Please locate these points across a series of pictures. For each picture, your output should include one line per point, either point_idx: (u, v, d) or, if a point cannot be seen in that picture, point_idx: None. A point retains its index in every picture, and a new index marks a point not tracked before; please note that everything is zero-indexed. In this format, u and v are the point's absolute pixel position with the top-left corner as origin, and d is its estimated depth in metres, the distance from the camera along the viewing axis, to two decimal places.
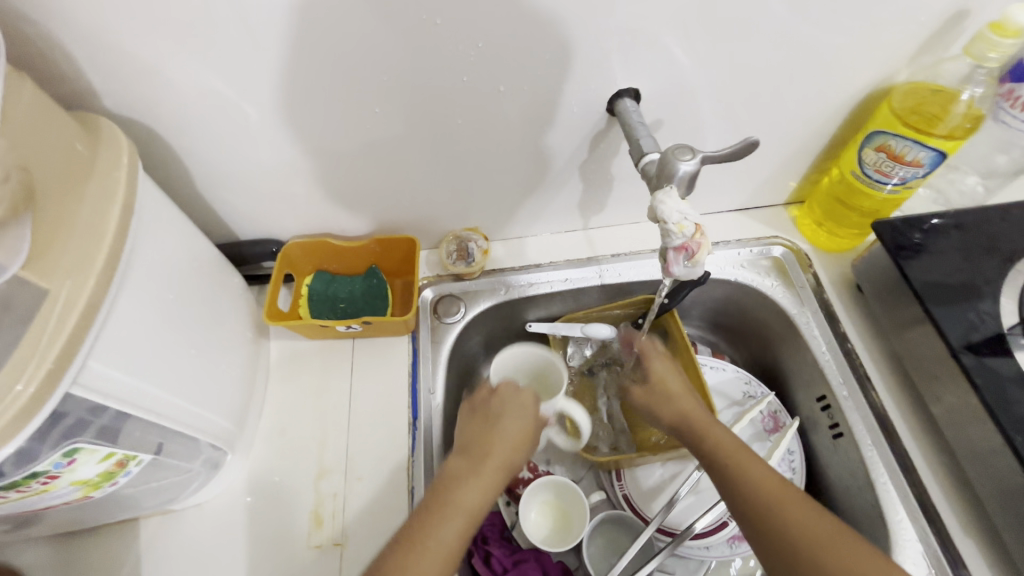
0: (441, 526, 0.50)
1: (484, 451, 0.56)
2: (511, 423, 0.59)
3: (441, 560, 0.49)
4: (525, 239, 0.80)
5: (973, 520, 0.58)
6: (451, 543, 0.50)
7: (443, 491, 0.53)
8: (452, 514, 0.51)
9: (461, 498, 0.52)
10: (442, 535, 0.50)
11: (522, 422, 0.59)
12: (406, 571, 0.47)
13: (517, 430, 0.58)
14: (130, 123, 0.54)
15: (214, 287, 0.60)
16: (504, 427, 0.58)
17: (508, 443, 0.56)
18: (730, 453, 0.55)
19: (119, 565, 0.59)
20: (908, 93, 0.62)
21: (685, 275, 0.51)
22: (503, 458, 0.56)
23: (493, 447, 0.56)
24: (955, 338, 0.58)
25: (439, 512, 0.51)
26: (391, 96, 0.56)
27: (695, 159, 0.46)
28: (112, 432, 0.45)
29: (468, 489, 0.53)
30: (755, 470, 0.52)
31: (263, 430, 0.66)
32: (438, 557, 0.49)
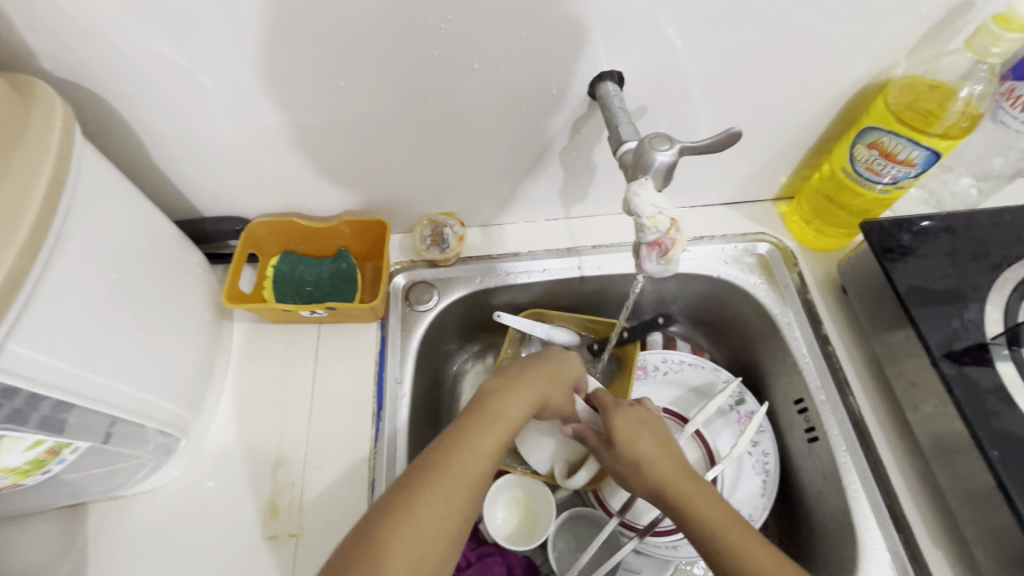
0: (480, 439, 0.51)
1: (534, 382, 0.57)
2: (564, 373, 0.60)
3: (469, 483, 0.48)
4: (504, 226, 0.77)
5: (942, 530, 0.57)
6: (483, 462, 0.50)
7: (486, 406, 0.54)
8: (494, 423, 0.52)
9: (502, 416, 0.53)
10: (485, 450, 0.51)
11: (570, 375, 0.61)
12: (437, 479, 0.47)
13: (558, 377, 0.60)
14: (74, 88, 0.51)
15: (169, 265, 0.57)
16: (547, 369, 0.60)
17: (550, 381, 0.59)
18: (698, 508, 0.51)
19: (65, 549, 0.57)
20: (904, 88, 0.59)
21: (659, 273, 0.48)
22: (544, 393, 0.58)
23: (527, 386, 0.57)
24: (936, 346, 0.56)
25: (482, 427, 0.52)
26: (357, 69, 0.52)
27: (673, 150, 0.43)
28: (42, 418, 0.42)
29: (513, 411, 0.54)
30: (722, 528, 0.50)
31: (222, 415, 0.64)
32: (466, 477, 0.48)
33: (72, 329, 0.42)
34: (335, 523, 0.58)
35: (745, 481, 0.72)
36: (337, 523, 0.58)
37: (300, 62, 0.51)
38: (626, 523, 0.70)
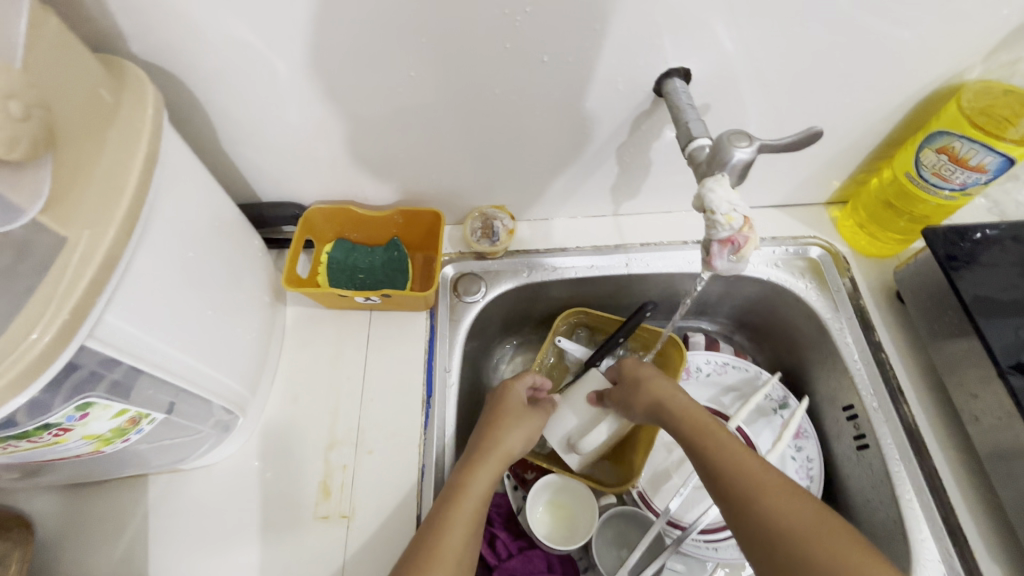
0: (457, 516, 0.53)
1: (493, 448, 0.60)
2: (514, 411, 0.65)
3: (453, 561, 0.50)
4: (552, 221, 0.77)
5: (1000, 545, 0.56)
6: (468, 522, 0.53)
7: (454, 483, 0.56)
8: (458, 500, 0.54)
9: (471, 488, 0.55)
10: (473, 506, 0.54)
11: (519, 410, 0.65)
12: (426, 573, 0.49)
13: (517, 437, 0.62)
14: (156, 71, 0.52)
15: (234, 247, 0.59)
16: (506, 434, 0.62)
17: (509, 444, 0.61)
18: (702, 430, 0.56)
19: (125, 518, 0.59)
20: (979, 92, 0.58)
21: (728, 269, 0.49)
22: (505, 454, 0.60)
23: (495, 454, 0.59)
24: (1004, 357, 0.55)
25: (464, 483, 0.56)
26: (428, 60, 0.53)
27: (753, 146, 0.43)
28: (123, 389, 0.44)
29: (485, 467, 0.58)
30: (721, 441, 0.54)
31: (275, 395, 0.65)
32: (451, 559, 0.50)
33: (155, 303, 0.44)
34: (385, 506, 0.59)
35: None
36: (388, 507, 0.59)
37: (375, 51, 0.52)
38: (671, 521, 0.70)
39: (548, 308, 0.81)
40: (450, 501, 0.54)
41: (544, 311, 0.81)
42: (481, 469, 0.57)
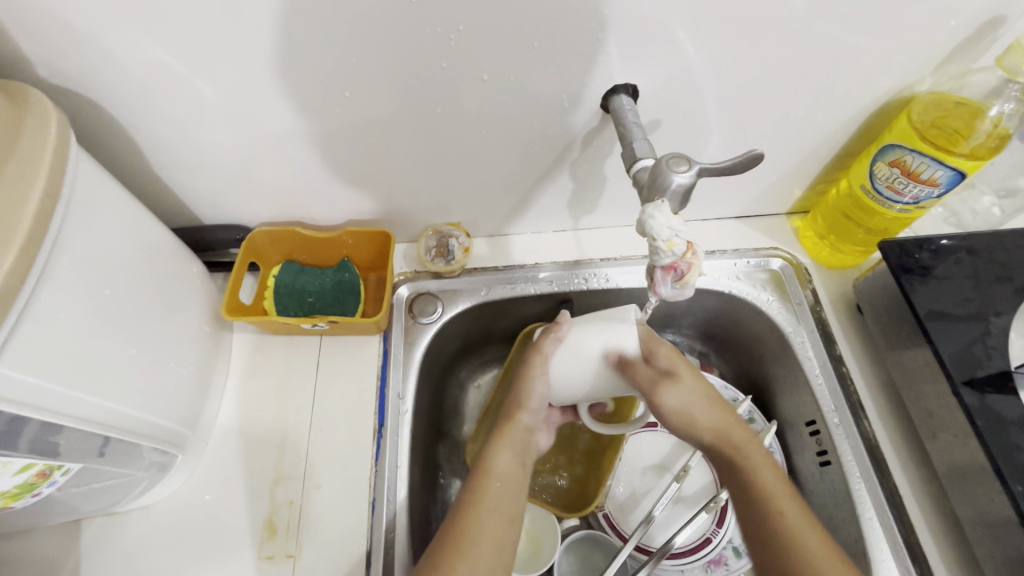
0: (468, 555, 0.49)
1: (489, 471, 0.55)
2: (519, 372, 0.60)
3: None
4: (510, 237, 0.76)
5: (960, 562, 0.55)
6: (482, 557, 0.49)
7: (463, 514, 0.52)
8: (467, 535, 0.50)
9: (478, 521, 0.51)
10: (498, 485, 0.54)
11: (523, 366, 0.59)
12: None
13: (512, 450, 0.57)
14: (70, 94, 0.49)
15: (168, 278, 0.56)
16: (501, 450, 0.57)
17: (508, 459, 0.56)
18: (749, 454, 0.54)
19: (58, 566, 0.56)
20: (930, 104, 0.57)
21: (673, 297, 0.47)
22: (507, 474, 0.55)
23: (494, 476, 0.55)
24: (957, 373, 0.54)
25: (487, 457, 0.56)
26: (364, 79, 0.51)
27: (691, 171, 0.42)
28: (14, 441, 0.41)
29: (506, 440, 0.57)
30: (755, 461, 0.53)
31: (220, 428, 0.63)
32: None
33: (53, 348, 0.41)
34: (334, 543, 0.57)
35: None
36: (336, 544, 0.57)
37: (306, 71, 0.49)
38: (638, 547, 0.68)
39: (510, 325, 0.79)
40: (474, 485, 0.54)
41: (505, 328, 0.79)
42: (505, 445, 0.57)
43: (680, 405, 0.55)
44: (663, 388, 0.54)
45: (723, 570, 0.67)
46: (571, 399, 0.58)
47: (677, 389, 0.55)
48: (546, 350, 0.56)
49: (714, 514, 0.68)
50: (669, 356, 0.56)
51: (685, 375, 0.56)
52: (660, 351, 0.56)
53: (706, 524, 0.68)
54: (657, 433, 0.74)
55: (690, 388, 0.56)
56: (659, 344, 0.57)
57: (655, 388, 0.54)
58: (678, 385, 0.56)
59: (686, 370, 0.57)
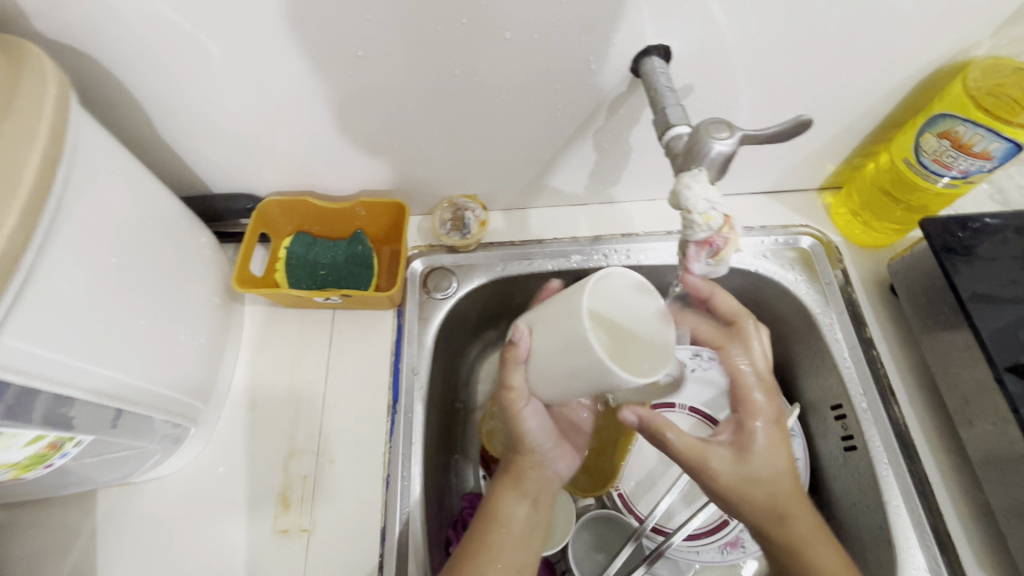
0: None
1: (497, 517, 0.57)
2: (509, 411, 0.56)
3: None
4: (528, 211, 0.73)
5: (989, 551, 0.54)
6: None
7: (478, 531, 0.57)
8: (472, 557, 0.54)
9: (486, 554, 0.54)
10: (506, 531, 0.56)
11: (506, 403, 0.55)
12: None
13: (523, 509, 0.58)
14: (70, 52, 0.47)
15: (177, 247, 0.54)
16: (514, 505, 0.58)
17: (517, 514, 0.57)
18: (790, 508, 0.51)
19: (75, 535, 0.56)
20: (988, 70, 0.53)
21: (707, 272, 0.46)
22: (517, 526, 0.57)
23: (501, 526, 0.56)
24: (1000, 357, 0.51)
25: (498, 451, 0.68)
26: (377, 38, 0.48)
27: (734, 138, 0.39)
28: (25, 409, 0.40)
29: (520, 483, 0.59)
30: (799, 517, 0.51)
31: (231, 402, 0.62)
32: None
33: (58, 318, 0.40)
34: (348, 518, 0.56)
35: None
36: (351, 519, 0.56)
37: (318, 28, 0.46)
38: (654, 527, 0.67)
39: (526, 302, 0.76)
40: (483, 525, 0.57)
41: (520, 306, 0.77)
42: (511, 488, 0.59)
43: (731, 486, 0.51)
44: (714, 461, 0.51)
45: (740, 551, 0.66)
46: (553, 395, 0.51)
47: (736, 466, 0.51)
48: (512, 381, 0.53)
49: None
50: (753, 420, 0.52)
51: (769, 445, 0.52)
52: (752, 415, 0.53)
53: None
54: (675, 414, 0.72)
55: (769, 460, 0.51)
56: (743, 399, 0.54)
57: (705, 460, 0.51)
58: (749, 461, 0.51)
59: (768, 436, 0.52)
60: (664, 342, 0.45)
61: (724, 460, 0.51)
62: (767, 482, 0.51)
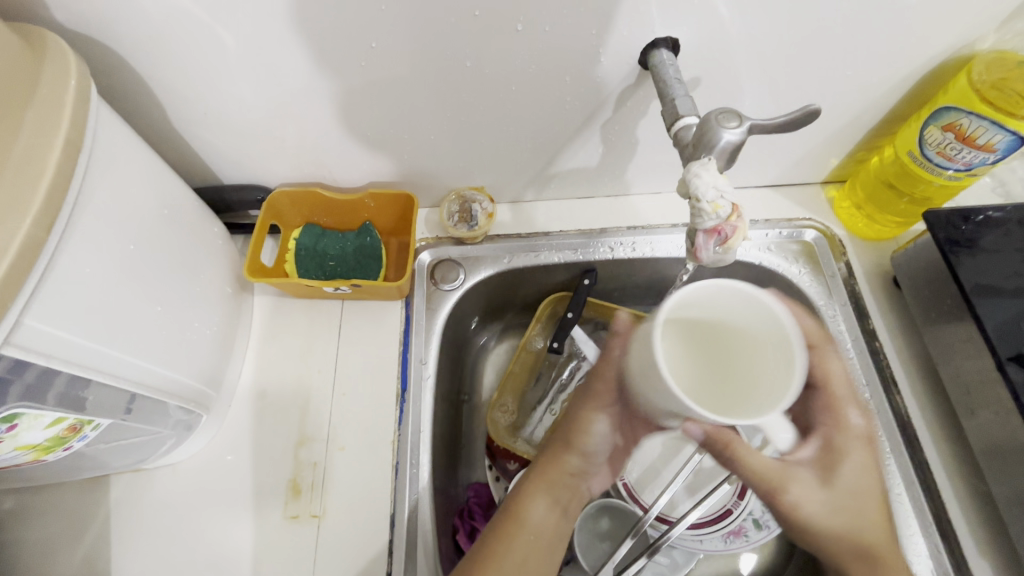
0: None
1: (524, 508, 0.54)
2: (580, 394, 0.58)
3: None
4: (535, 203, 0.74)
5: (990, 538, 0.55)
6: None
7: (509, 519, 0.54)
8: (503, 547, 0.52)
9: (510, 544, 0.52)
10: (528, 528, 0.53)
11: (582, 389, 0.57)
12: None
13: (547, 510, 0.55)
14: (87, 42, 0.47)
15: (191, 236, 0.55)
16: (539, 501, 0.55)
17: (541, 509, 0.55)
18: (882, 551, 0.46)
19: (89, 520, 0.57)
20: (992, 63, 0.53)
21: (715, 262, 0.45)
22: (540, 523, 0.54)
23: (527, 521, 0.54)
24: (1004, 347, 0.52)
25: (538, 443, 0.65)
26: (390, 30, 0.48)
27: (742, 127, 0.40)
28: (45, 392, 0.41)
29: (551, 482, 0.56)
30: (889, 560, 0.46)
31: (242, 390, 0.63)
32: None
33: (78, 302, 0.40)
34: (358, 504, 0.57)
35: None
36: (361, 507, 0.57)
37: (331, 19, 0.47)
38: (658, 516, 0.67)
39: (532, 293, 0.77)
40: (508, 516, 0.54)
41: (526, 298, 0.77)
42: (543, 487, 0.55)
43: (812, 513, 0.46)
44: (795, 486, 0.46)
45: (743, 540, 0.66)
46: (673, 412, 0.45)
47: (822, 492, 0.46)
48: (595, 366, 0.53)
49: (736, 486, 0.68)
50: (845, 443, 0.47)
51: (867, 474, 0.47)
52: (837, 434, 0.48)
53: (728, 495, 0.68)
54: None
55: (861, 489, 0.46)
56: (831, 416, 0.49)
57: (784, 485, 0.46)
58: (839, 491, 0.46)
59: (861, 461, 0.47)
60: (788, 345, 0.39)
61: (808, 487, 0.46)
62: (853, 513, 0.46)
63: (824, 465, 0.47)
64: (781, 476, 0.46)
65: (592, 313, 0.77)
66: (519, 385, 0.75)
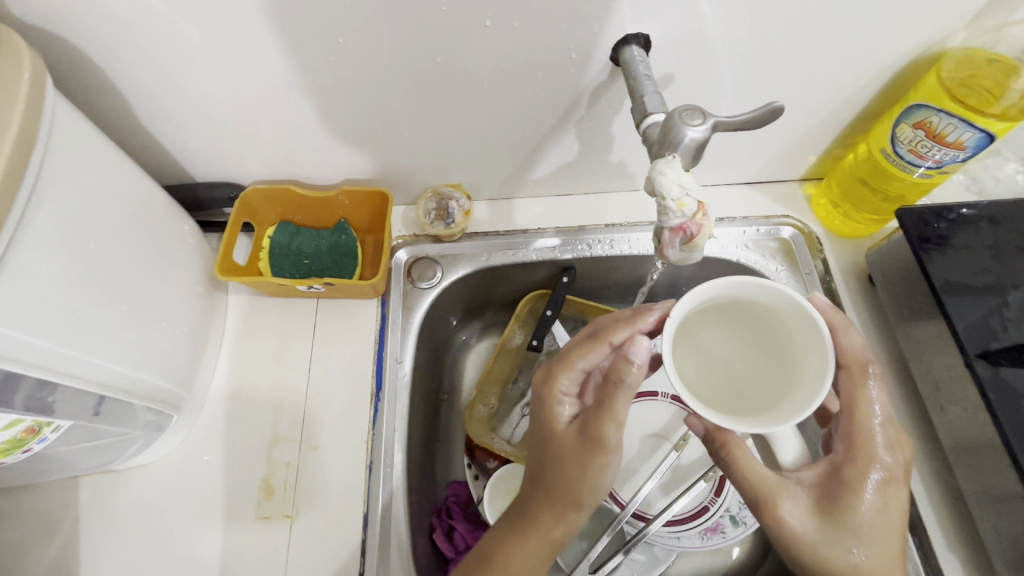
0: None
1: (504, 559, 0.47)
2: (576, 448, 0.45)
3: None
4: (513, 201, 0.73)
5: (959, 533, 0.55)
6: None
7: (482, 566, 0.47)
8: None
9: None
10: None
11: (583, 442, 0.44)
12: None
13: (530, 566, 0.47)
14: (47, 37, 0.46)
15: (159, 235, 0.54)
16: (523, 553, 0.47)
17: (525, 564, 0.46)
18: None
19: (58, 522, 0.56)
20: (962, 61, 0.54)
21: (681, 259, 0.47)
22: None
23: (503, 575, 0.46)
24: (971, 344, 0.52)
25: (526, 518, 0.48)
26: (356, 25, 0.47)
27: (706, 124, 0.41)
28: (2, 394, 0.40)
29: (538, 536, 0.47)
30: None
31: (215, 390, 0.62)
32: None
33: (33, 303, 0.40)
34: (330, 504, 0.57)
35: None
36: (334, 507, 0.57)
37: (296, 14, 0.46)
38: (635, 514, 0.67)
39: (512, 291, 0.77)
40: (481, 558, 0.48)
41: (505, 296, 0.77)
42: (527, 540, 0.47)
43: (802, 538, 0.42)
44: (788, 503, 0.42)
45: (719, 537, 0.67)
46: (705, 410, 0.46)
47: (817, 519, 0.42)
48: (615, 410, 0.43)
49: (713, 482, 0.68)
50: (859, 478, 0.43)
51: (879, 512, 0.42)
52: (857, 464, 0.43)
53: (704, 492, 0.68)
54: (656, 403, 0.73)
55: (865, 526, 0.42)
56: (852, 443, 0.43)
57: (777, 501, 0.42)
58: (838, 523, 0.42)
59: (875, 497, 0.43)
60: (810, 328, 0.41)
61: (802, 512, 0.42)
62: (852, 550, 0.41)
63: (831, 492, 0.43)
64: (777, 492, 0.43)
65: (575, 310, 0.76)
66: (499, 383, 0.75)
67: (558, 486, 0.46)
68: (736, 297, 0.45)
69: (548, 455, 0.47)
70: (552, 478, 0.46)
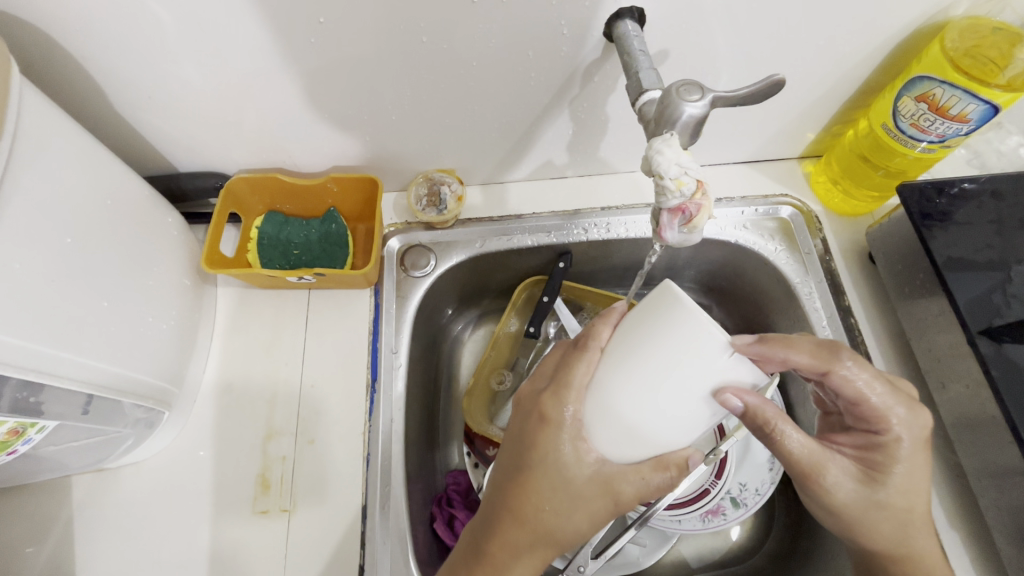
0: None
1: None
2: (584, 490, 0.42)
3: None
4: (506, 185, 0.72)
5: (960, 510, 0.55)
6: None
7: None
8: None
9: None
10: None
11: (595, 487, 0.42)
12: None
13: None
14: (11, 21, 0.44)
15: (141, 228, 0.52)
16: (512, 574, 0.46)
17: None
18: (918, 538, 0.47)
19: (50, 522, 0.55)
20: (966, 30, 0.52)
21: (680, 242, 0.45)
22: None
23: None
24: (974, 321, 0.52)
25: (503, 553, 0.46)
26: (338, 3, 0.45)
27: (704, 101, 0.40)
28: None
29: (523, 553, 0.46)
30: (926, 549, 0.47)
31: (206, 384, 0.61)
32: None
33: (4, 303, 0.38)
34: (328, 498, 0.56)
35: (755, 449, 0.68)
36: (331, 499, 0.56)
37: None
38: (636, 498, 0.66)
39: (507, 278, 0.76)
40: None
41: (502, 283, 0.76)
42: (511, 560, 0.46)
43: (852, 502, 0.45)
44: (833, 471, 0.45)
45: (721, 519, 0.66)
46: (694, 423, 0.39)
47: (864, 483, 0.45)
48: (643, 473, 0.41)
49: (714, 466, 0.66)
50: (886, 441, 0.45)
51: (882, 501, 0.45)
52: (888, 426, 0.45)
53: (705, 475, 0.66)
54: None
55: (897, 479, 0.45)
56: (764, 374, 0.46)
57: (821, 470, 0.45)
58: (880, 481, 0.45)
59: (881, 487, 0.45)
60: (663, 306, 0.38)
61: (847, 478, 0.45)
62: (894, 512, 0.46)
63: (868, 454, 0.46)
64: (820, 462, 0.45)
65: (568, 297, 0.75)
66: (496, 369, 0.74)
67: (541, 519, 0.45)
68: (630, 336, 0.40)
69: (546, 488, 0.44)
70: (536, 513, 0.45)
